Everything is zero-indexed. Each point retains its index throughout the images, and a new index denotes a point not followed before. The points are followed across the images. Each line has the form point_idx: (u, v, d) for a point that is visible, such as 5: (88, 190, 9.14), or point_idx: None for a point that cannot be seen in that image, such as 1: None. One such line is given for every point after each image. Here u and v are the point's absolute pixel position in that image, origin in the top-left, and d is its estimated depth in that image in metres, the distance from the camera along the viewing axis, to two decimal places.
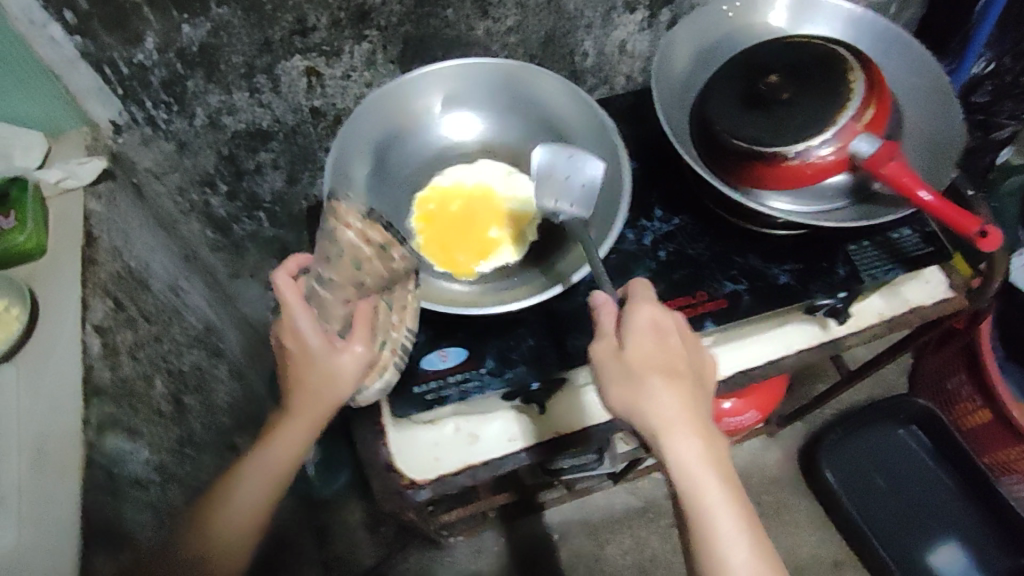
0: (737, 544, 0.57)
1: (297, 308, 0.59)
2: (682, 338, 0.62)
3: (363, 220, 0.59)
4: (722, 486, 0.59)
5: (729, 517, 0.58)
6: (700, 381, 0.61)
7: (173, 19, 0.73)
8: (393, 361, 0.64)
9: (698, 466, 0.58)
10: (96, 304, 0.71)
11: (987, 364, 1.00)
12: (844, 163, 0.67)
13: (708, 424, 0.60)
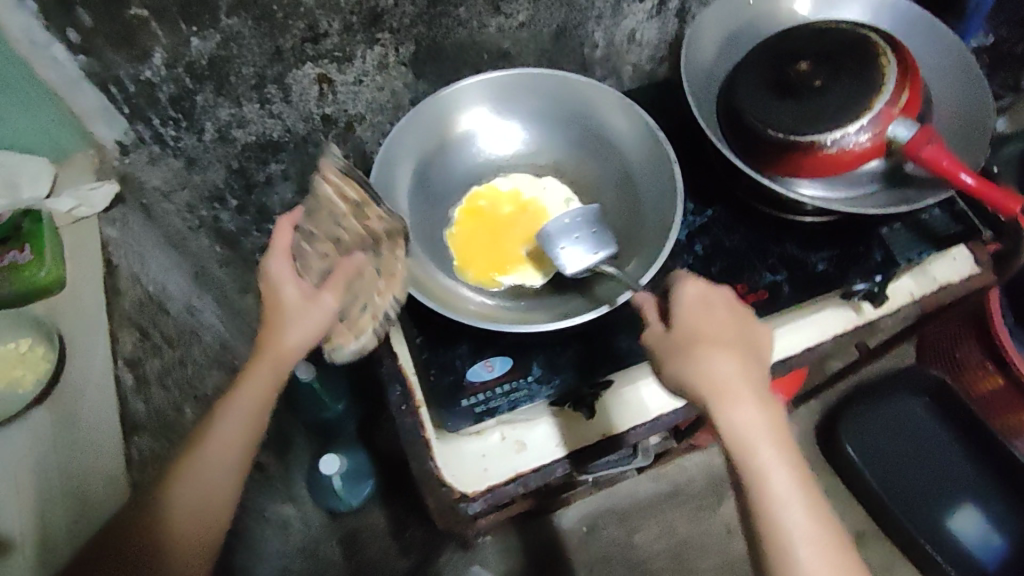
0: (798, 515, 0.52)
1: (275, 255, 0.65)
2: (730, 309, 0.60)
3: (342, 175, 0.60)
4: (782, 453, 0.54)
5: (790, 486, 0.53)
6: (753, 351, 0.59)
7: (182, 33, 0.69)
8: (371, 326, 0.65)
9: (753, 431, 0.54)
10: (124, 337, 0.84)
11: (998, 333, 1.01)
12: (880, 148, 0.68)
13: (762, 390, 0.56)
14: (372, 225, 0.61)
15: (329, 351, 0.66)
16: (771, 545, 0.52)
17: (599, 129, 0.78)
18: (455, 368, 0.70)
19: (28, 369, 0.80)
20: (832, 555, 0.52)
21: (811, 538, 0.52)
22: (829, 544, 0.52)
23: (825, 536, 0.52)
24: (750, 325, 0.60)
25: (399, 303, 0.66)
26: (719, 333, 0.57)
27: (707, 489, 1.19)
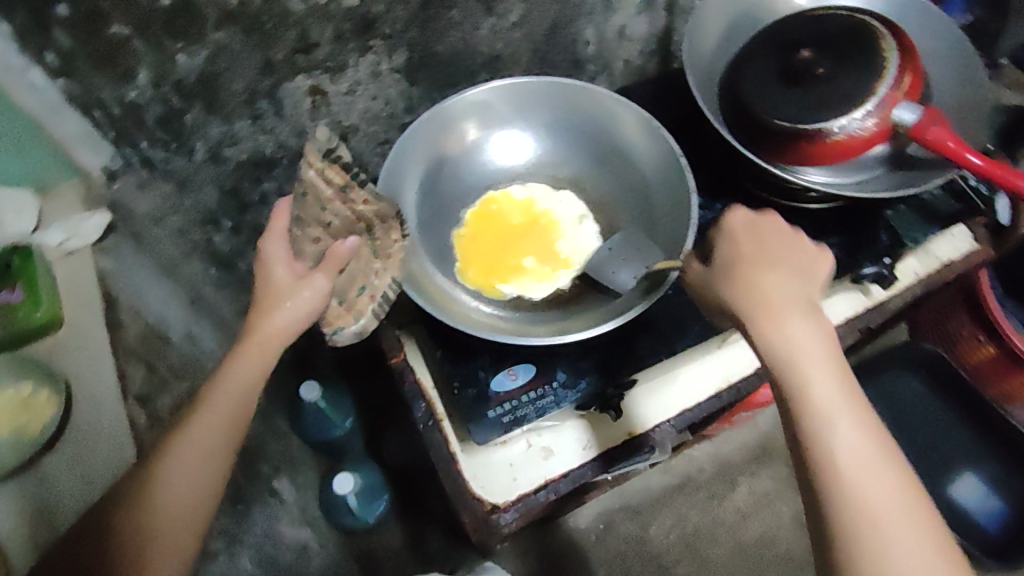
0: (841, 419, 0.52)
1: (274, 236, 0.62)
2: (779, 238, 0.61)
3: (325, 160, 0.60)
4: (826, 365, 0.54)
5: (835, 397, 0.53)
6: (802, 275, 0.59)
7: (167, 49, 0.65)
8: (371, 307, 0.62)
9: (794, 343, 0.54)
10: (134, 370, 0.89)
11: (988, 304, 1.05)
12: (886, 132, 0.68)
13: (809, 308, 0.57)
14: (359, 209, 0.62)
15: (328, 335, 0.63)
16: (813, 446, 0.52)
17: (605, 134, 0.76)
18: (477, 379, 0.68)
19: (32, 417, 0.82)
20: (876, 461, 0.51)
21: (854, 445, 0.51)
22: (873, 451, 0.51)
23: (871, 446, 0.52)
24: (802, 251, 0.61)
25: (396, 284, 0.63)
26: (766, 260, 0.59)
27: (715, 478, 1.20)
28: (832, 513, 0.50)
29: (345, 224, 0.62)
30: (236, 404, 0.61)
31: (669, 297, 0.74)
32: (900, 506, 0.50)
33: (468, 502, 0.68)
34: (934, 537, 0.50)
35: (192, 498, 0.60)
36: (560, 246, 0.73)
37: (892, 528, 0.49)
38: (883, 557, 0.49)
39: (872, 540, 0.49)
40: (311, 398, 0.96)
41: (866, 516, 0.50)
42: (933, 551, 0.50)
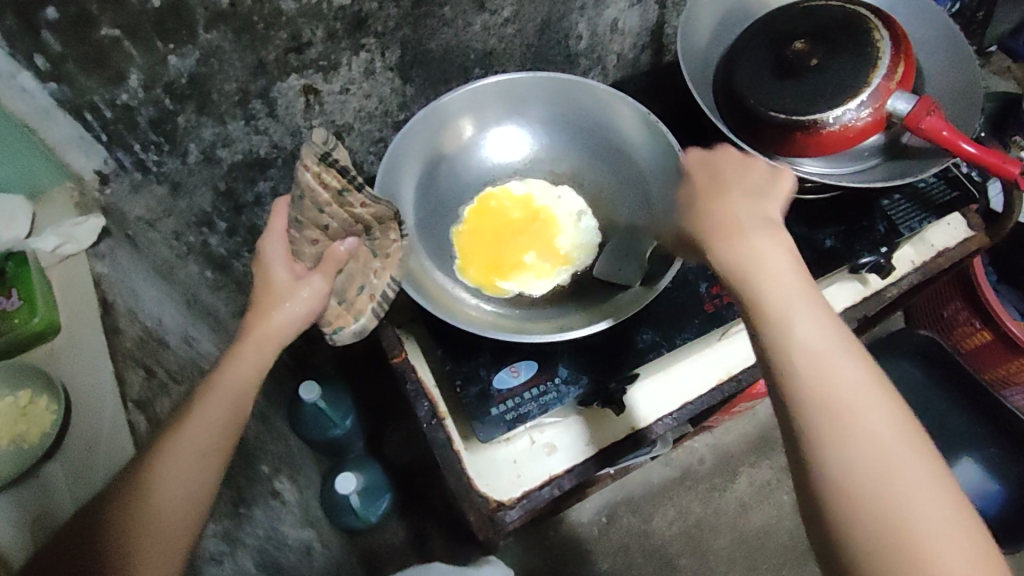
0: (793, 312, 0.48)
1: (272, 238, 0.62)
2: (731, 164, 0.59)
3: (322, 164, 0.57)
4: (781, 271, 0.51)
5: (791, 292, 0.49)
6: (757, 191, 0.56)
7: (159, 51, 0.64)
8: (371, 307, 0.63)
9: (747, 253, 0.51)
10: (132, 377, 0.74)
11: (984, 293, 1.05)
12: (881, 123, 0.68)
13: (762, 220, 0.54)
14: (356, 211, 0.60)
15: (328, 335, 0.64)
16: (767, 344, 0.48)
17: (600, 128, 0.75)
18: (479, 377, 0.68)
19: (32, 422, 0.67)
20: (834, 352, 0.47)
21: (813, 350, 0.47)
22: (831, 342, 0.47)
23: (831, 348, 0.48)
24: (756, 170, 0.58)
25: (396, 284, 0.63)
26: (719, 187, 0.57)
27: (716, 469, 1.21)
28: (793, 419, 0.47)
29: (342, 227, 0.61)
30: (234, 399, 0.60)
31: (668, 291, 0.74)
32: (866, 405, 0.46)
33: (473, 500, 0.68)
34: (909, 437, 0.46)
35: (189, 493, 0.58)
36: (559, 241, 0.73)
37: (857, 429, 0.45)
38: (845, 459, 0.45)
39: (833, 443, 0.45)
40: (310, 398, 0.95)
41: (827, 416, 0.46)
42: (905, 450, 0.45)
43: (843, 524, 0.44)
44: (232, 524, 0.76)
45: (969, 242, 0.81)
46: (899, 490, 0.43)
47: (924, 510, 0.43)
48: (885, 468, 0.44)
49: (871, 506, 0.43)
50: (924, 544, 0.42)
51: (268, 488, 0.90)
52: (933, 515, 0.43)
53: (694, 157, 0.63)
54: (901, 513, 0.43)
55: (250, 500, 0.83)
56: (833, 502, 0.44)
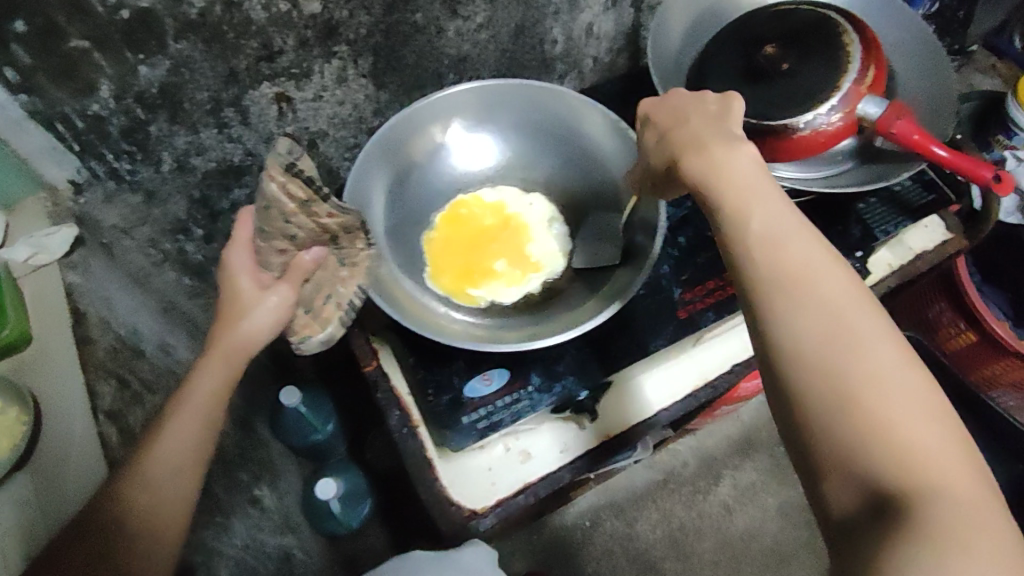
0: (753, 206, 0.51)
1: (238, 246, 0.62)
2: (690, 98, 0.60)
3: (288, 174, 0.58)
4: (745, 173, 0.53)
5: (750, 189, 0.52)
6: (720, 116, 0.58)
7: (128, 62, 0.64)
8: (338, 315, 0.62)
9: (712, 162, 0.54)
10: (103, 388, 0.78)
11: (966, 291, 1.05)
12: (852, 126, 0.68)
13: (727, 137, 0.56)
14: (323, 221, 0.60)
15: (294, 344, 0.63)
16: (730, 236, 0.51)
17: (571, 135, 0.76)
18: (452, 385, 0.68)
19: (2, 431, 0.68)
20: (792, 236, 0.49)
21: (770, 237, 0.49)
22: (790, 230, 0.50)
23: (789, 232, 0.50)
24: (716, 99, 0.60)
25: (363, 292, 0.64)
26: (683, 114, 0.59)
27: (700, 472, 1.21)
28: (751, 291, 0.49)
29: (310, 236, 0.61)
30: (203, 413, 0.60)
31: (642, 297, 0.74)
32: (820, 276, 0.48)
33: (445, 509, 0.67)
34: (863, 304, 0.47)
35: (170, 505, 0.58)
36: (529, 249, 0.73)
37: (810, 294, 0.47)
38: (797, 321, 0.46)
39: (786, 307, 0.47)
40: (291, 403, 0.97)
41: (782, 285, 0.47)
42: (858, 312, 0.46)
43: (795, 378, 0.45)
44: None
45: (948, 245, 0.80)
46: (850, 346, 0.45)
47: (872, 362, 0.44)
48: (836, 326, 0.46)
49: (821, 359, 0.45)
50: (871, 390, 0.43)
51: (247, 494, 0.90)
52: (881, 364, 0.44)
53: (646, 103, 0.63)
54: (849, 362, 0.44)
55: None
56: (785, 359, 0.46)
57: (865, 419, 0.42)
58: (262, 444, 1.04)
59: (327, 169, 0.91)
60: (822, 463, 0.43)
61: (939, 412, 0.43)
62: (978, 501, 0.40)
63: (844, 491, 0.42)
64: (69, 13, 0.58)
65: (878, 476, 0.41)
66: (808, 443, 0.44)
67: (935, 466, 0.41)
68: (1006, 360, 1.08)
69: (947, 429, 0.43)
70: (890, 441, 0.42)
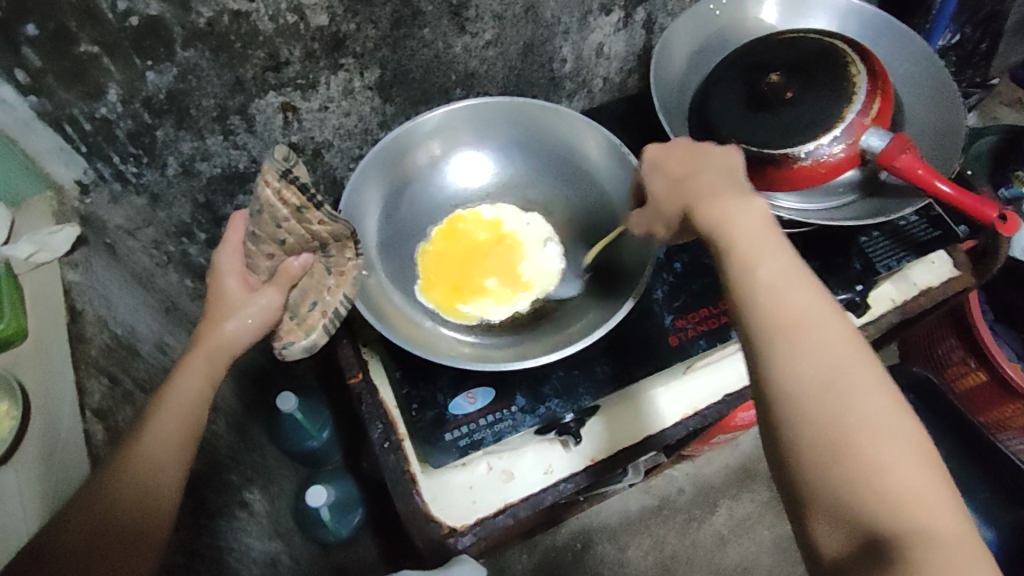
0: (759, 250, 0.51)
1: (229, 249, 0.63)
2: (697, 147, 0.61)
3: (283, 181, 0.58)
4: (751, 219, 0.52)
5: (757, 234, 0.52)
6: (727, 166, 0.58)
7: (136, 67, 0.65)
8: (322, 323, 0.63)
9: (722, 209, 0.53)
10: (92, 385, 0.73)
11: (979, 329, 1.02)
12: (855, 158, 0.66)
13: (737, 186, 0.56)
14: (314, 228, 0.60)
15: (277, 349, 0.63)
16: (733, 277, 0.50)
17: (569, 154, 0.77)
18: (436, 402, 0.68)
19: None
20: (796, 282, 0.49)
21: (774, 281, 0.49)
22: (793, 276, 0.49)
23: (792, 278, 0.49)
24: (723, 152, 0.60)
25: (349, 300, 0.63)
26: (696, 164, 0.59)
27: (695, 500, 1.22)
28: (751, 337, 0.48)
29: (299, 242, 0.61)
30: (186, 413, 0.59)
31: (633, 321, 0.73)
32: (820, 323, 0.47)
33: (423, 525, 0.67)
34: (861, 353, 0.47)
35: (152, 502, 0.56)
36: (522, 267, 0.73)
37: (809, 342, 0.46)
38: (796, 368, 0.46)
39: (785, 353, 0.46)
40: (287, 409, 0.99)
41: (783, 332, 0.47)
42: (855, 361, 0.46)
43: (791, 426, 0.45)
44: (191, 536, 0.76)
45: (954, 283, 0.79)
46: (847, 394, 0.44)
47: (868, 412, 0.44)
48: (836, 375, 0.45)
49: (818, 408, 0.44)
50: (867, 441, 0.43)
51: (236, 498, 0.91)
52: (877, 415, 0.44)
53: (653, 150, 0.63)
54: (845, 412, 0.44)
55: (212, 511, 0.84)
56: (782, 406, 0.45)
57: (858, 468, 0.42)
58: (257, 448, 1.06)
59: (332, 179, 0.91)
60: (816, 511, 0.43)
61: (930, 461, 0.43)
62: (970, 551, 0.40)
63: (836, 538, 0.42)
64: (80, 19, 0.59)
65: (870, 525, 0.41)
66: (802, 490, 0.44)
67: (927, 517, 0.41)
68: (1016, 404, 1.04)
69: (938, 478, 0.42)
70: (881, 485, 0.41)
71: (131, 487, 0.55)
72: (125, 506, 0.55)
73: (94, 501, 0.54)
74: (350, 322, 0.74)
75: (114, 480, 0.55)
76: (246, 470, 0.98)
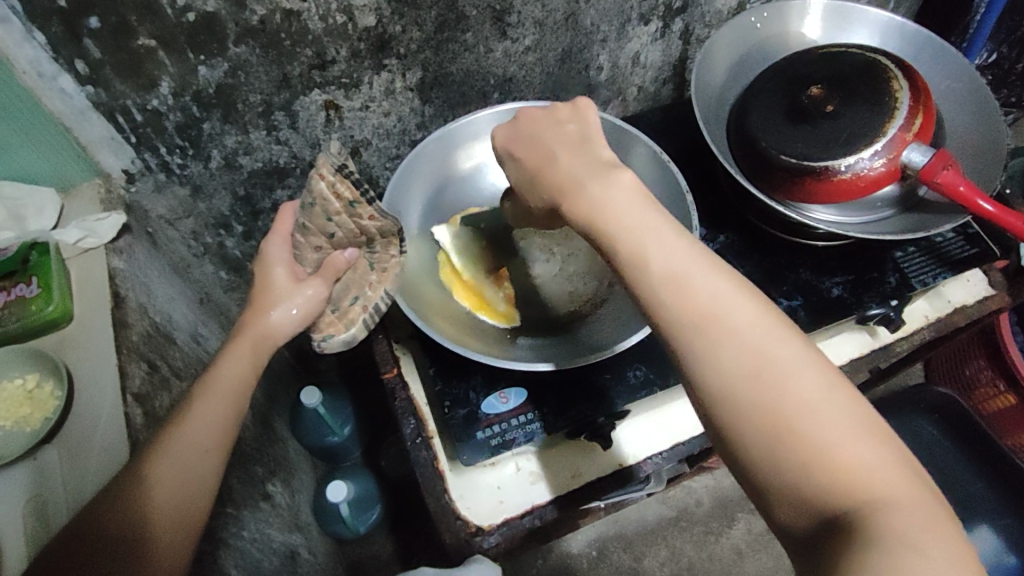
0: (649, 237, 0.48)
1: (276, 237, 0.65)
2: (544, 119, 0.60)
3: (338, 174, 0.59)
4: (627, 204, 0.50)
5: (639, 224, 0.49)
6: (581, 136, 0.57)
7: (189, 62, 0.67)
8: (362, 317, 0.63)
9: (593, 203, 0.51)
10: (133, 369, 0.70)
11: (1009, 351, 1.02)
12: (895, 173, 0.66)
13: (602, 168, 0.53)
14: (364, 223, 0.62)
15: (317, 342, 0.64)
16: (630, 275, 0.48)
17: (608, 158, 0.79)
18: (468, 400, 0.69)
19: (36, 406, 0.66)
20: (692, 268, 0.47)
21: (673, 273, 0.47)
22: (689, 262, 0.47)
23: (690, 266, 0.47)
24: (572, 117, 0.59)
25: (389, 297, 0.64)
26: (548, 147, 0.57)
27: (713, 513, 1.23)
28: (667, 339, 0.46)
29: (348, 236, 0.63)
30: (229, 402, 0.61)
31: None
32: (727, 308, 0.45)
33: (451, 522, 0.68)
34: (777, 327, 0.45)
35: (193, 490, 0.57)
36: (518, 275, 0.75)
37: (723, 334, 0.44)
38: (718, 363, 0.44)
39: (700, 349, 0.44)
40: (311, 403, 1.01)
41: (696, 328, 0.45)
42: (773, 341, 0.44)
43: (727, 423, 0.43)
44: (221, 526, 0.77)
45: (989, 302, 0.79)
46: (773, 377, 0.43)
47: (800, 390, 0.43)
48: (757, 361, 0.44)
49: (750, 400, 0.43)
50: (806, 424, 0.42)
51: (261, 490, 0.92)
52: (811, 396, 0.42)
53: (501, 137, 0.61)
54: (776, 397, 0.42)
55: (240, 502, 0.84)
56: (713, 404, 0.44)
57: (804, 453, 0.41)
58: (280, 442, 1.07)
59: (368, 177, 0.93)
60: (776, 498, 0.42)
61: (870, 428, 0.42)
62: (926, 512, 0.39)
63: (799, 520, 0.41)
64: (140, 13, 0.60)
65: (829, 503, 0.40)
66: (755, 482, 0.43)
67: (875, 481, 0.40)
68: None
69: (882, 444, 0.42)
70: (829, 461, 0.41)
71: (175, 471, 0.56)
72: (169, 490, 0.55)
73: (138, 481, 0.54)
74: (386, 318, 0.75)
75: (160, 461, 0.56)
76: (270, 463, 0.99)
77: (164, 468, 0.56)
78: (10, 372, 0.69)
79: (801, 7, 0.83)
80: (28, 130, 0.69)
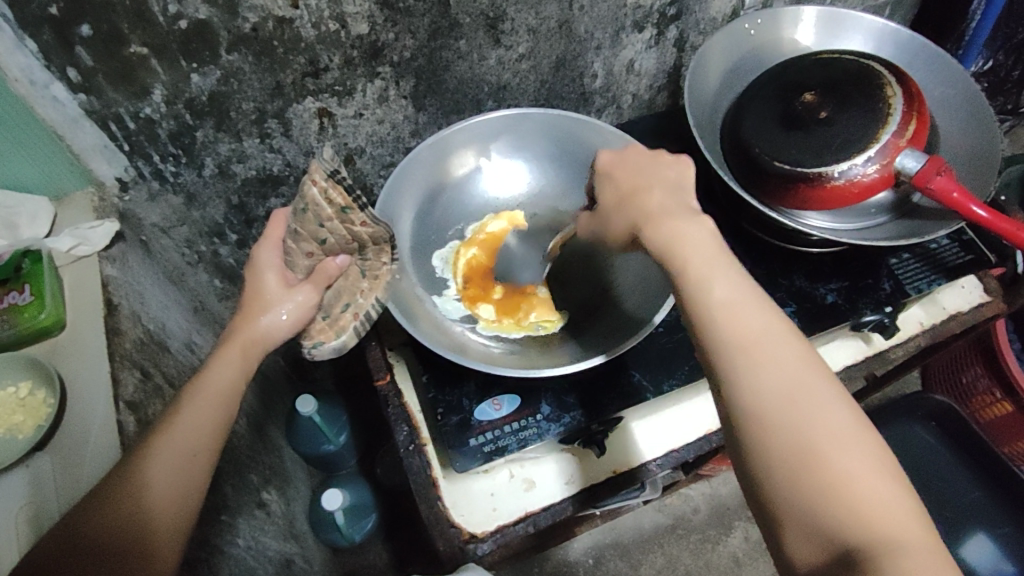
0: (712, 267, 0.49)
1: (273, 241, 0.65)
2: (649, 158, 0.61)
3: (330, 180, 0.60)
4: (703, 238, 0.51)
5: (706, 255, 0.50)
6: (677, 180, 0.59)
7: (182, 70, 0.67)
8: (352, 325, 0.64)
9: (672, 229, 0.52)
10: (126, 377, 0.70)
11: (1005, 358, 1.02)
12: (889, 179, 0.66)
13: (686, 208, 0.54)
14: (356, 229, 0.62)
15: (307, 348, 0.64)
16: (690, 296, 0.49)
17: None
18: (462, 407, 0.69)
19: (29, 413, 0.65)
20: (753, 299, 0.48)
21: (730, 299, 0.48)
22: (750, 294, 0.48)
23: (747, 298, 0.48)
24: (676, 163, 0.60)
25: (380, 304, 0.65)
26: (645, 176, 0.59)
27: (710, 521, 1.23)
28: (711, 357, 0.47)
29: (339, 242, 0.63)
30: (221, 404, 0.60)
31: (660, 335, 0.74)
32: (774, 338, 0.46)
33: (444, 530, 0.67)
34: (817, 365, 0.46)
35: (185, 495, 0.56)
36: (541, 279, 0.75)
37: (767, 360, 0.45)
38: (756, 385, 0.44)
39: (742, 369, 0.45)
40: (304, 409, 1.02)
41: (743, 350, 0.46)
42: (812, 375, 0.45)
43: (754, 442, 0.43)
44: (215, 534, 0.76)
45: (984, 309, 0.78)
46: (806, 406, 0.43)
47: (829, 424, 0.43)
48: (792, 389, 0.44)
49: (781, 426, 0.43)
50: (832, 455, 0.42)
51: (255, 498, 0.92)
52: (840, 430, 0.43)
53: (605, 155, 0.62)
54: (805, 427, 0.43)
55: (234, 510, 0.83)
56: (745, 425, 0.44)
57: (827, 482, 0.41)
58: (275, 450, 1.07)
59: (362, 184, 0.93)
60: (789, 522, 0.41)
61: (893, 473, 0.42)
62: (936, 561, 0.39)
63: (808, 548, 0.40)
64: (132, 21, 0.61)
65: (841, 534, 0.40)
66: (771, 504, 0.42)
67: (890, 523, 0.40)
68: None
69: (904, 492, 0.41)
70: (845, 494, 0.41)
71: (167, 476, 0.55)
72: (161, 495, 0.55)
73: (129, 487, 0.54)
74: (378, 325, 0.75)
75: (150, 467, 0.55)
76: (265, 470, 0.99)
77: (155, 473, 0.55)
78: (3, 379, 0.68)
79: (794, 14, 0.83)
80: (18, 138, 0.68)
